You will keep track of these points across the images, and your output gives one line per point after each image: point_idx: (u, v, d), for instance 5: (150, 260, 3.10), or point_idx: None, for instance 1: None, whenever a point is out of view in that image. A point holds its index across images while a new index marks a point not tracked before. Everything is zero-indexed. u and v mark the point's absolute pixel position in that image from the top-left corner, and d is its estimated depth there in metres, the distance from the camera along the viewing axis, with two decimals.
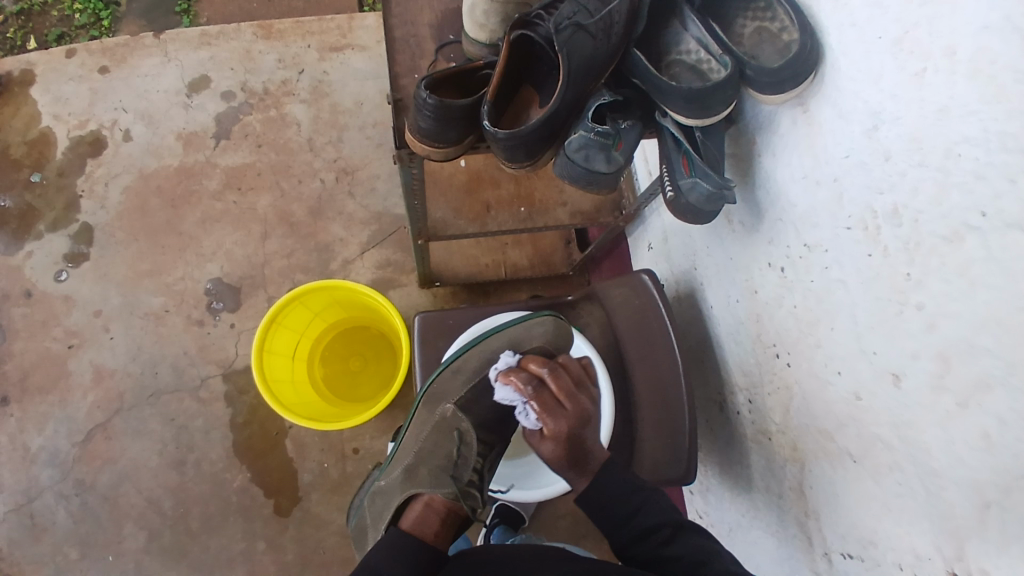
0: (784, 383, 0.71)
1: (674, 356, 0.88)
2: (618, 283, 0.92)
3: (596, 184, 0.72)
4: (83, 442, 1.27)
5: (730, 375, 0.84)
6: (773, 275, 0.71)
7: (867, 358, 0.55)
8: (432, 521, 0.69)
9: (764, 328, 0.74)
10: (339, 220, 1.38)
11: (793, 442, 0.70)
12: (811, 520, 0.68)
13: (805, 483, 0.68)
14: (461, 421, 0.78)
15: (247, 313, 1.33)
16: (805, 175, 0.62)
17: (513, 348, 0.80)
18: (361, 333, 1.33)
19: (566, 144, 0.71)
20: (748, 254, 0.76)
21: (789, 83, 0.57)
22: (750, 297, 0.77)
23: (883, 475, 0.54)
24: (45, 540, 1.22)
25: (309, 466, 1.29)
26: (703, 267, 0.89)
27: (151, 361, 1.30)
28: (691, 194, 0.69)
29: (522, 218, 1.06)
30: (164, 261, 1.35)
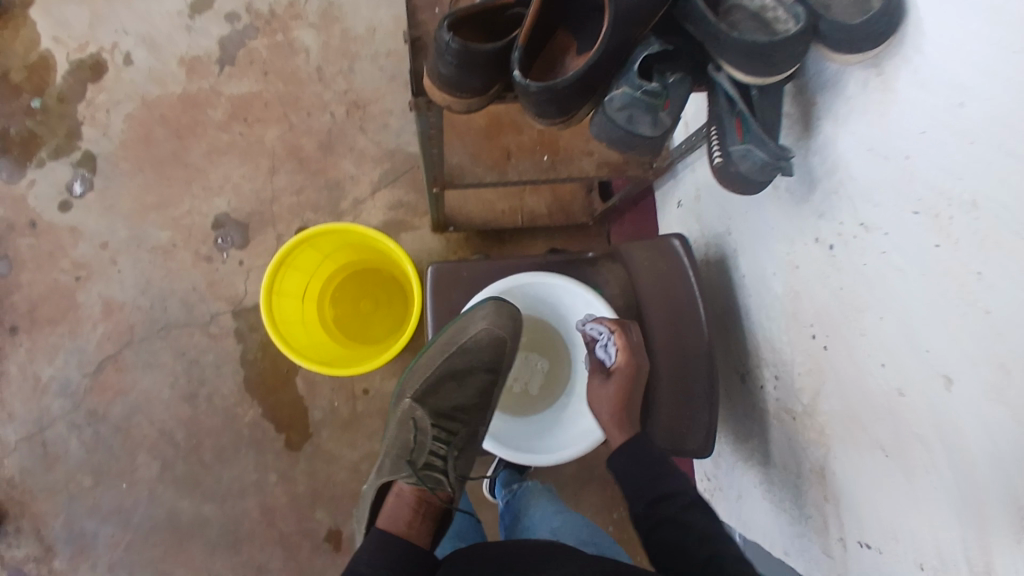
0: (820, 365, 0.75)
1: (701, 327, 0.91)
2: (646, 246, 0.93)
3: (634, 146, 0.72)
4: (95, 373, 1.27)
5: (759, 350, 0.88)
6: (820, 251, 0.71)
7: (919, 355, 0.58)
8: (404, 509, 0.75)
9: (803, 307, 0.77)
10: (350, 157, 1.34)
11: (820, 427, 0.77)
12: (828, 506, 0.78)
13: (828, 468, 0.77)
14: (416, 411, 0.88)
15: (255, 250, 1.31)
16: (871, 147, 0.60)
17: (460, 334, 0.87)
18: (374, 276, 1.31)
19: (608, 101, 0.69)
20: (793, 225, 0.76)
21: (866, 42, 0.55)
22: (789, 271, 0.78)
23: (918, 473, 0.60)
24: (58, 468, 1.25)
25: (319, 404, 1.30)
26: (737, 232, 0.89)
27: (161, 295, 1.29)
28: (742, 162, 0.68)
29: (545, 167, 1.03)
30: (171, 194, 1.32)
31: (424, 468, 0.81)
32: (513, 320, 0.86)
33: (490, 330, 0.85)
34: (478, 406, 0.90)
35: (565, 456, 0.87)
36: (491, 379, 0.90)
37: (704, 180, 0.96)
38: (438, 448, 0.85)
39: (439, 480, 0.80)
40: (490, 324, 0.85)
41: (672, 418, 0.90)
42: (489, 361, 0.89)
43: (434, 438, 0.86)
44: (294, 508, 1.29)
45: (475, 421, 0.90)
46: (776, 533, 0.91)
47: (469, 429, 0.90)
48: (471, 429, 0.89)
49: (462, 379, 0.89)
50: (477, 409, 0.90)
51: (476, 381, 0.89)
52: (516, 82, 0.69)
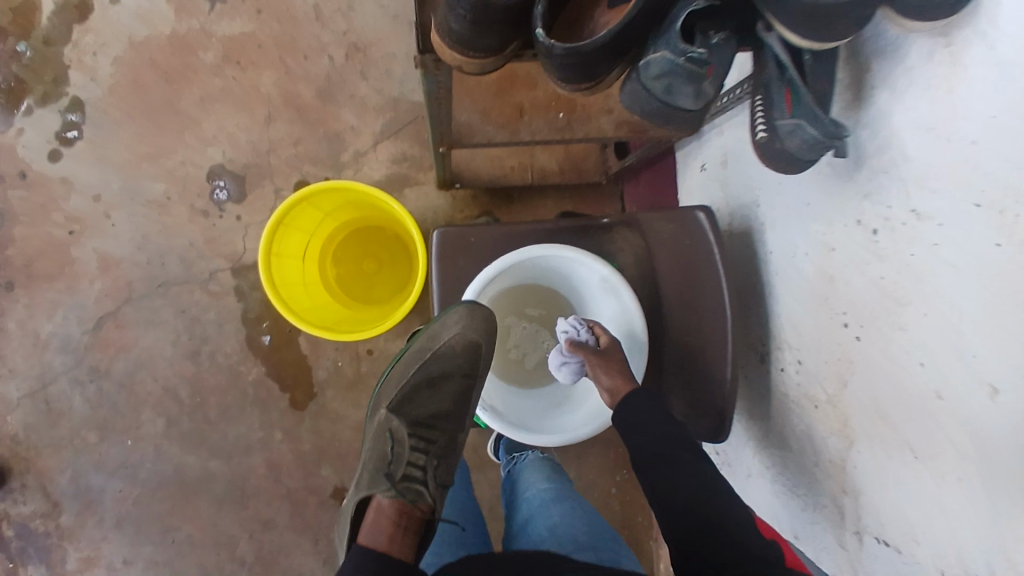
0: (850, 356, 0.69)
1: (724, 306, 0.85)
2: (666, 217, 0.88)
3: (673, 119, 0.66)
4: (95, 330, 1.25)
5: (780, 332, 0.82)
6: (862, 236, 0.64)
7: (962, 360, 0.53)
8: (384, 523, 0.74)
9: (835, 293, 0.70)
10: (351, 105, 1.26)
11: (844, 419, 0.72)
12: (846, 498, 0.75)
13: (850, 461, 0.72)
14: (392, 423, 0.85)
15: (254, 205, 1.26)
16: (930, 126, 0.53)
17: (434, 338, 0.85)
18: (376, 234, 1.25)
19: (644, 68, 0.61)
20: (833, 204, 0.67)
21: (938, 9, 0.47)
22: (823, 254, 0.71)
23: (948, 478, 0.57)
24: (64, 423, 1.25)
25: (323, 363, 1.28)
26: (767, 202, 0.80)
27: (159, 251, 1.25)
28: (790, 138, 0.60)
29: (560, 126, 0.96)
30: (164, 145, 1.26)
31: (402, 480, 0.78)
32: (488, 323, 0.82)
33: (463, 335, 0.83)
34: (457, 412, 0.87)
35: (578, 436, 0.83)
36: (468, 383, 0.86)
37: (733, 144, 0.87)
38: (416, 459, 0.82)
39: (418, 491, 0.78)
40: (462, 330, 0.82)
41: (682, 399, 0.86)
42: (465, 366, 0.86)
43: (412, 449, 0.83)
44: (300, 465, 1.29)
45: (454, 429, 0.87)
46: (784, 514, 0.90)
47: (448, 437, 0.87)
48: (451, 437, 0.86)
49: (438, 386, 0.87)
50: (456, 415, 0.87)
51: (453, 387, 0.86)
52: (539, 42, 0.61)
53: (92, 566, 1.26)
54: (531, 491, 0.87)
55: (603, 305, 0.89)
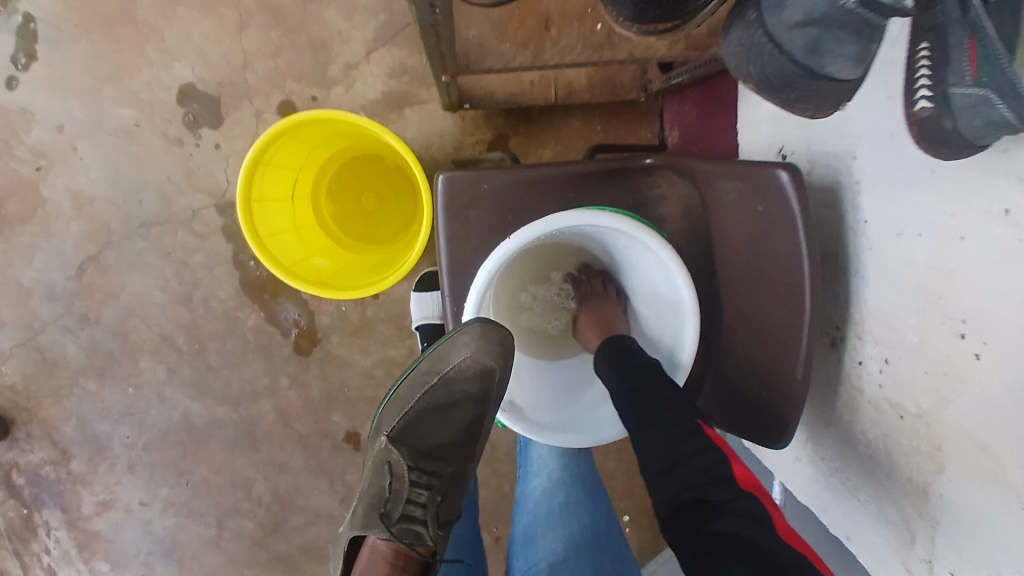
0: (959, 372, 0.50)
1: (802, 293, 0.65)
2: (738, 175, 0.68)
3: (812, 96, 0.50)
4: (78, 276, 1.15)
5: (863, 318, 0.63)
6: (1009, 229, 0.43)
7: None
8: (381, 565, 0.71)
9: (952, 292, 0.50)
10: (336, 5, 1.05)
11: (935, 439, 0.54)
12: (917, 519, 0.58)
13: (932, 488, 0.55)
14: (390, 454, 0.75)
15: (233, 131, 1.09)
16: None
17: (440, 359, 0.72)
18: (375, 164, 1.09)
19: (777, 11, 0.46)
20: (972, 176, 0.46)
21: None
22: (946, 241, 0.49)
23: None
24: (61, 373, 1.18)
25: (326, 309, 1.17)
26: (870, 157, 0.58)
27: (134, 187, 1.12)
28: (965, 114, 0.41)
29: (596, 41, 0.76)
30: (125, 62, 1.08)
31: (400, 522, 0.73)
32: (504, 346, 0.69)
33: (474, 361, 0.70)
34: (465, 442, 0.76)
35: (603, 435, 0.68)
36: (478, 411, 0.75)
37: None
38: (417, 496, 0.74)
39: (417, 533, 0.72)
40: (473, 354, 0.69)
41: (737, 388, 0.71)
42: (475, 393, 0.73)
43: (412, 485, 0.74)
44: (309, 412, 1.21)
45: (461, 460, 0.76)
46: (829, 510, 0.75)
47: (454, 470, 0.76)
48: (458, 467, 0.76)
49: (445, 414, 0.75)
50: (464, 446, 0.76)
51: (462, 415, 0.75)
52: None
53: (109, 510, 1.24)
54: (540, 481, 0.80)
55: (653, 283, 0.72)
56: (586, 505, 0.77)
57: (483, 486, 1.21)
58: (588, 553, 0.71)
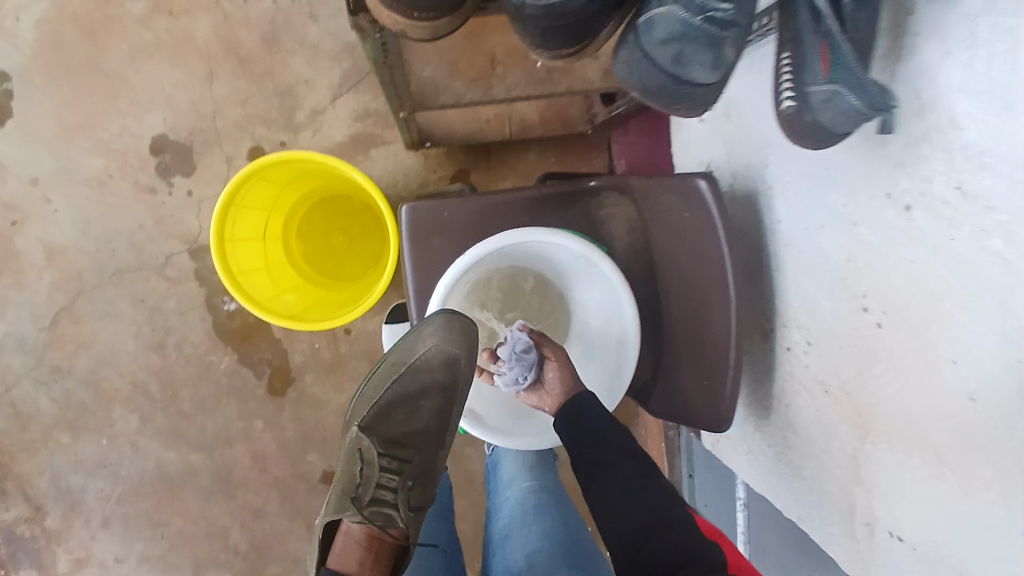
0: (869, 342, 0.59)
1: (729, 289, 0.71)
2: (665, 188, 0.73)
3: (683, 103, 0.51)
4: (51, 327, 1.15)
5: (786, 308, 0.71)
6: (892, 214, 0.51)
7: (1007, 364, 0.44)
8: (355, 552, 0.65)
9: (857, 274, 0.57)
10: (301, 54, 1.11)
11: (859, 408, 0.62)
12: (857, 488, 0.65)
13: (862, 453, 0.63)
14: (361, 441, 0.73)
15: (204, 177, 1.13)
16: (987, 90, 0.40)
17: (409, 346, 0.73)
18: (344, 203, 1.13)
19: (647, 29, 0.48)
20: (857, 173, 0.54)
21: None
22: (844, 230, 0.58)
23: (975, 490, 0.49)
24: (33, 427, 1.17)
25: (299, 347, 1.18)
26: (777, 165, 0.65)
27: (105, 236, 1.14)
28: (824, 112, 0.45)
29: (540, 78, 0.82)
30: (98, 115, 1.12)
31: (371, 505, 0.69)
32: (468, 336, 0.72)
33: (441, 349, 0.71)
34: (436, 432, 0.75)
35: (523, 443, 0.73)
36: (447, 401, 0.74)
37: (736, 93, 0.71)
38: (387, 481, 0.71)
39: (389, 516, 0.69)
40: (440, 342, 0.71)
41: (689, 387, 0.75)
42: (443, 380, 0.74)
43: (383, 470, 0.72)
44: (284, 454, 1.21)
45: (431, 450, 0.75)
46: (785, 496, 0.79)
47: (425, 459, 0.75)
48: (428, 457, 0.75)
49: (414, 403, 0.75)
50: (434, 436, 0.75)
51: (430, 405, 0.74)
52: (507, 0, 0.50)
53: (84, 567, 1.20)
54: (513, 491, 0.81)
55: (597, 299, 0.75)
56: (563, 521, 0.76)
57: (462, 518, 1.21)
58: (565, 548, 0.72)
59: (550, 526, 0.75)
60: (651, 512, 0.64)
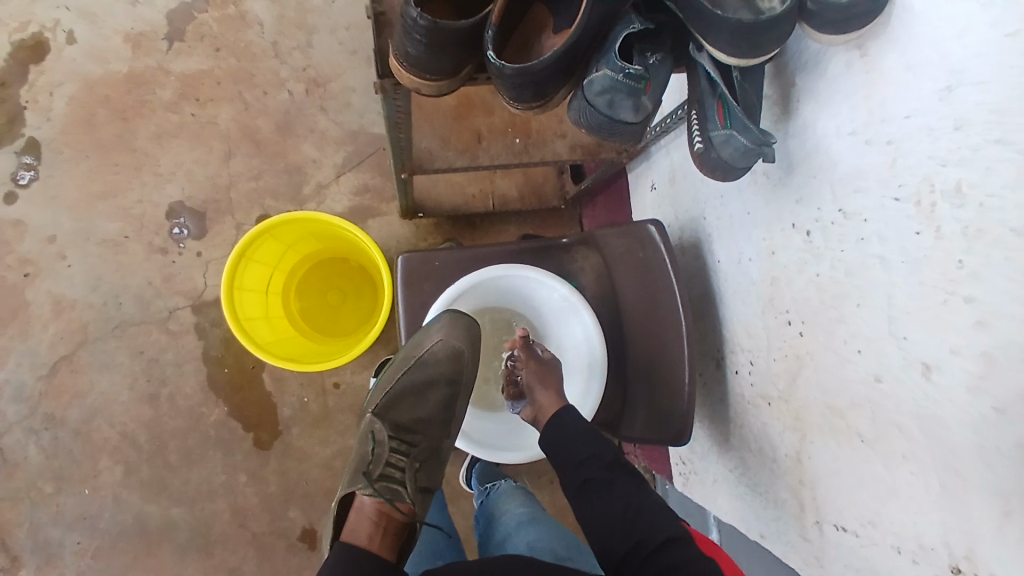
0: (795, 351, 0.72)
1: (679, 318, 0.84)
2: (622, 233, 0.88)
3: (618, 135, 0.67)
4: (49, 376, 1.21)
5: (732, 336, 0.85)
6: (798, 239, 0.68)
7: (897, 343, 0.58)
8: (364, 525, 0.70)
9: (780, 293, 0.73)
10: (311, 138, 1.27)
11: (795, 412, 0.74)
12: (804, 489, 0.75)
13: (804, 453, 0.74)
14: (374, 424, 0.82)
15: (214, 241, 1.24)
16: (853, 130, 0.58)
17: (415, 343, 0.83)
18: (340, 266, 1.25)
19: (588, 85, 0.62)
20: (772, 209, 0.72)
21: (856, 21, 0.52)
22: (766, 258, 0.74)
23: (896, 461, 0.60)
24: (18, 476, 1.20)
25: (289, 401, 1.25)
26: (714, 215, 0.84)
27: (114, 291, 1.23)
28: (723, 148, 0.62)
29: (517, 150, 0.94)
30: (120, 183, 1.25)
31: (381, 480, 0.75)
32: (469, 330, 0.83)
33: (447, 344, 0.82)
34: (441, 419, 0.84)
35: (504, 458, 0.81)
36: (453, 392, 0.84)
37: (680, 162, 0.90)
38: (396, 460, 0.79)
39: (397, 491, 0.74)
40: (445, 337, 0.82)
41: (649, 408, 0.86)
42: (448, 373, 0.84)
43: (392, 451, 0.80)
44: (265, 509, 1.23)
45: (436, 436, 0.83)
46: (749, 516, 0.87)
47: (431, 442, 0.83)
48: (434, 442, 0.83)
49: (422, 392, 0.84)
50: (439, 424, 0.84)
51: (437, 395, 0.84)
52: (489, 63, 0.62)
53: None
54: (508, 516, 0.82)
55: (569, 331, 0.88)
56: (561, 533, 0.77)
57: None
58: (567, 545, 0.74)
59: (551, 528, 0.77)
60: (650, 529, 0.65)
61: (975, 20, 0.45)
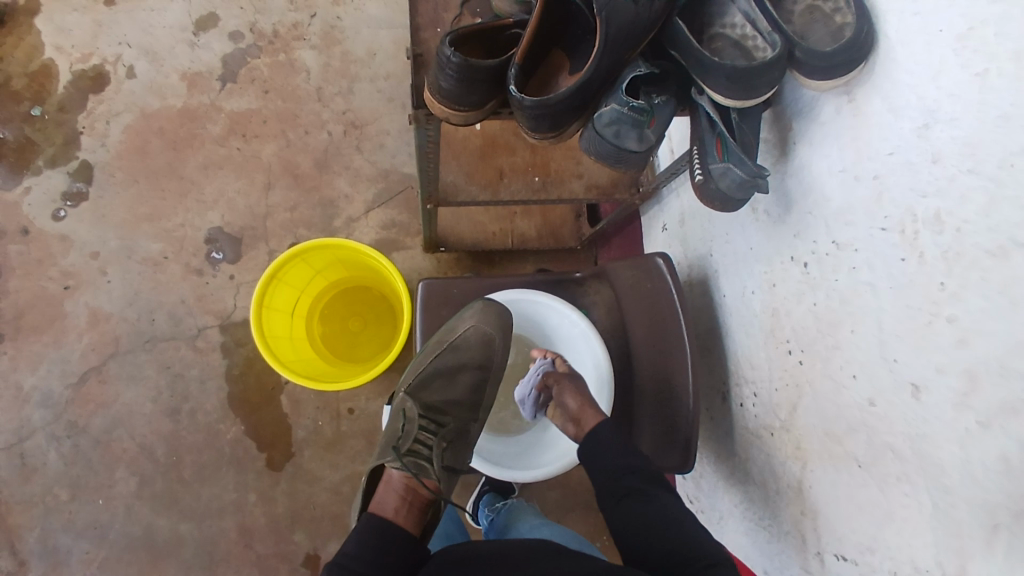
0: (796, 378, 0.75)
1: (685, 348, 0.87)
2: (632, 264, 0.93)
3: (624, 162, 0.72)
4: (78, 385, 1.27)
5: (738, 367, 0.88)
6: (796, 271, 0.73)
7: (888, 366, 0.60)
8: (392, 497, 0.74)
9: (780, 324, 0.77)
10: (346, 175, 1.35)
11: (797, 441, 0.76)
12: (806, 520, 0.76)
13: (805, 481, 0.75)
14: (405, 402, 0.87)
15: (246, 265, 1.31)
16: (844, 169, 0.64)
17: (450, 328, 0.88)
18: (363, 294, 1.31)
19: (597, 117, 0.69)
20: (772, 244, 0.77)
21: (841, 68, 0.58)
22: (768, 290, 0.79)
23: (891, 483, 0.61)
24: (36, 480, 1.23)
25: (303, 423, 1.28)
26: (721, 254, 0.90)
27: (148, 307, 1.29)
28: (721, 180, 0.68)
29: (536, 188, 1.00)
30: (164, 207, 1.33)
31: (409, 455, 0.79)
32: (501, 320, 0.87)
33: (479, 329, 0.87)
34: (468, 403, 0.89)
35: (515, 476, 0.84)
36: (482, 377, 0.90)
37: (689, 206, 0.98)
38: (425, 437, 0.83)
39: (423, 467, 0.78)
40: (478, 323, 0.87)
41: (653, 436, 0.88)
42: (479, 359, 0.89)
43: (421, 428, 0.84)
44: (272, 530, 1.23)
45: (464, 418, 0.88)
46: (755, 553, 0.87)
47: (459, 424, 0.87)
48: (462, 425, 0.88)
49: (452, 376, 0.89)
50: (468, 406, 0.89)
51: (467, 379, 0.89)
52: (512, 96, 0.69)
53: None
54: (524, 525, 0.90)
55: (581, 360, 0.92)
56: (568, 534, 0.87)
57: None
58: (578, 543, 0.84)
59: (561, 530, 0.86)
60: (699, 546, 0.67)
61: (949, 69, 0.51)
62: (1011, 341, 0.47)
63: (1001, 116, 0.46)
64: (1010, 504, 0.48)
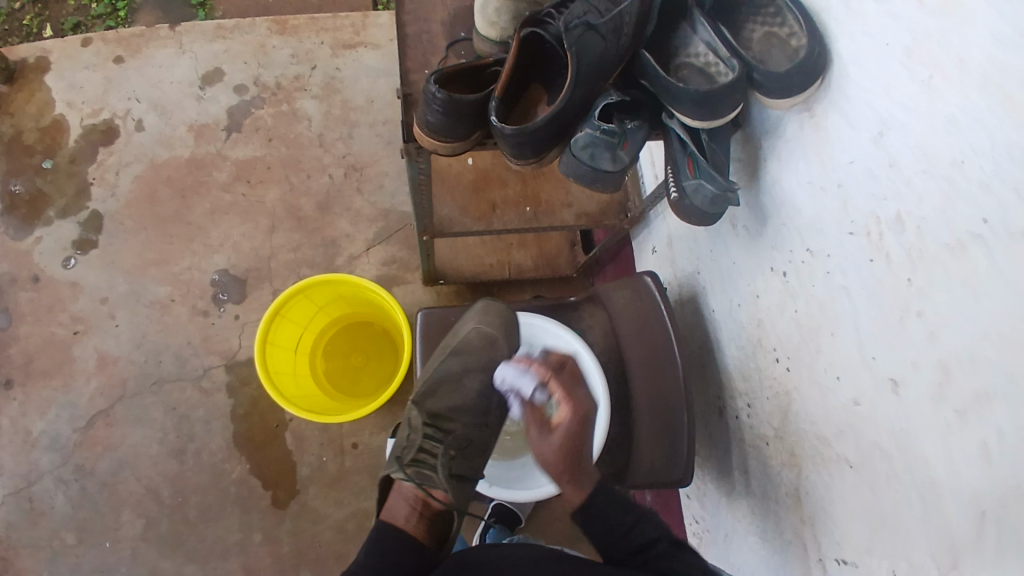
0: (785, 388, 0.77)
1: (675, 361, 0.91)
2: (622, 284, 0.96)
3: (602, 182, 0.75)
4: (85, 428, 1.28)
5: (730, 381, 0.90)
6: (777, 281, 0.76)
7: (867, 365, 0.62)
8: (404, 507, 0.76)
9: (766, 334, 0.79)
10: (347, 216, 1.39)
11: (791, 449, 0.77)
12: (806, 528, 0.76)
13: (802, 488, 0.75)
14: (411, 411, 0.87)
15: (251, 305, 1.35)
16: (811, 180, 0.67)
17: (455, 335, 0.92)
18: (365, 330, 1.34)
19: (573, 141, 0.72)
20: (752, 257, 0.80)
21: (798, 87, 0.62)
22: (752, 302, 0.82)
23: (881, 481, 0.61)
24: (42, 524, 1.24)
25: (308, 460, 1.28)
26: (707, 272, 0.93)
27: (155, 349, 1.32)
28: (695, 197, 0.71)
29: (528, 218, 1.03)
30: (171, 252, 1.37)
31: (413, 465, 0.80)
32: (502, 320, 0.91)
33: (480, 330, 0.90)
34: (476, 408, 0.89)
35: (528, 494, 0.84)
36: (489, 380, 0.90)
37: (675, 230, 1.02)
38: (431, 447, 0.83)
39: (428, 477, 0.79)
40: (478, 324, 0.91)
41: (653, 453, 0.89)
42: (483, 361, 0.90)
43: (426, 438, 0.84)
44: (276, 570, 1.23)
45: (472, 423, 0.88)
46: (759, 568, 0.86)
47: (468, 430, 0.87)
48: (469, 432, 0.87)
49: (458, 382, 0.89)
50: (478, 412, 0.89)
51: (473, 382, 0.89)
52: (494, 126, 0.73)
53: None
54: None
55: None
56: None
57: None
58: None
59: None
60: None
61: (896, 81, 0.54)
62: (977, 329, 0.49)
63: (948, 118, 0.49)
64: (991, 493, 0.49)
